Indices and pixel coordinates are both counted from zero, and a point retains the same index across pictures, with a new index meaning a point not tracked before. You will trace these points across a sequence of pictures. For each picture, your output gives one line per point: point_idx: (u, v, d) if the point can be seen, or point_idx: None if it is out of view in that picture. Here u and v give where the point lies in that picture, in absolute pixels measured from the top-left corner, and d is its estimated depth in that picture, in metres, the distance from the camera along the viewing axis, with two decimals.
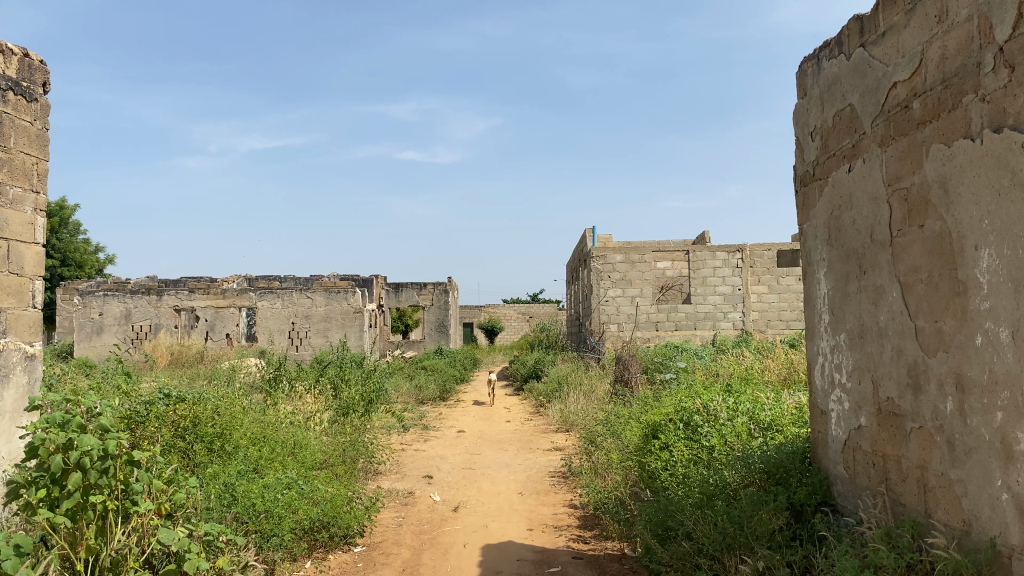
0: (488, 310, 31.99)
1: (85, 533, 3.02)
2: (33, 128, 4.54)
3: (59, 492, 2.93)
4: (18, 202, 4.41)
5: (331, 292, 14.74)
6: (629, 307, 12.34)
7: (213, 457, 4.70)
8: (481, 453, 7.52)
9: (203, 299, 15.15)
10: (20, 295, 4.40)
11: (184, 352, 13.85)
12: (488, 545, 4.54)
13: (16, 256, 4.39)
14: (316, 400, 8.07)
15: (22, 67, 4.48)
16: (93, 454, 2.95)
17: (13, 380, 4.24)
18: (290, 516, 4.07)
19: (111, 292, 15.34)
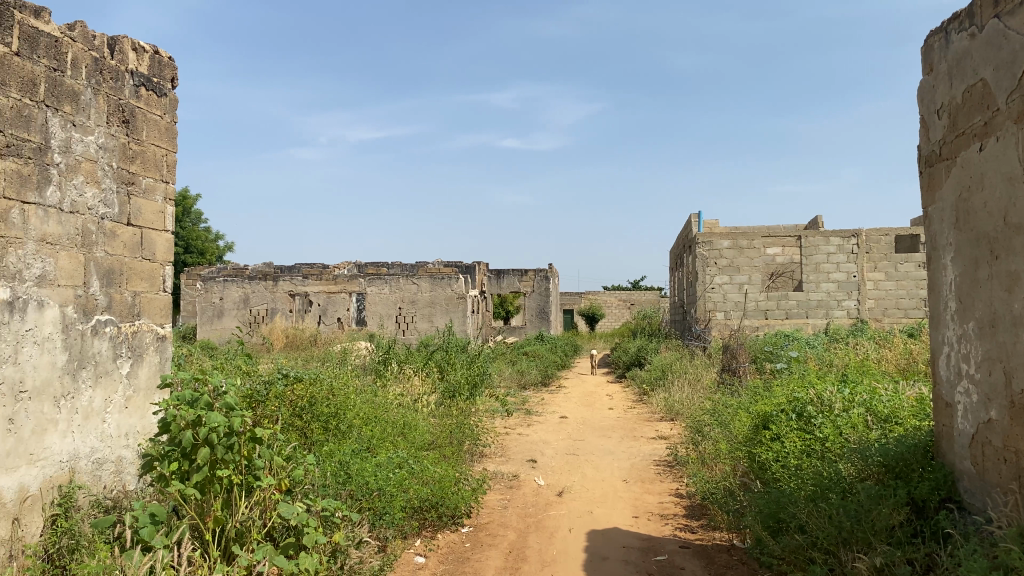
0: (589, 298, 31.91)
1: (213, 504, 3.21)
2: (163, 121, 4.82)
3: (189, 466, 3.13)
4: (150, 191, 4.70)
5: (435, 279, 15.05)
6: (737, 295, 12.07)
7: (328, 435, 4.88)
8: (585, 439, 7.53)
9: (315, 285, 15.69)
10: (152, 280, 4.71)
11: (298, 335, 14.37)
12: (593, 530, 4.55)
13: (149, 243, 4.70)
14: (423, 382, 8.26)
15: (153, 64, 4.75)
16: (219, 431, 3.14)
17: (147, 358, 4.62)
18: (401, 495, 4.19)
19: (231, 277, 16.07)
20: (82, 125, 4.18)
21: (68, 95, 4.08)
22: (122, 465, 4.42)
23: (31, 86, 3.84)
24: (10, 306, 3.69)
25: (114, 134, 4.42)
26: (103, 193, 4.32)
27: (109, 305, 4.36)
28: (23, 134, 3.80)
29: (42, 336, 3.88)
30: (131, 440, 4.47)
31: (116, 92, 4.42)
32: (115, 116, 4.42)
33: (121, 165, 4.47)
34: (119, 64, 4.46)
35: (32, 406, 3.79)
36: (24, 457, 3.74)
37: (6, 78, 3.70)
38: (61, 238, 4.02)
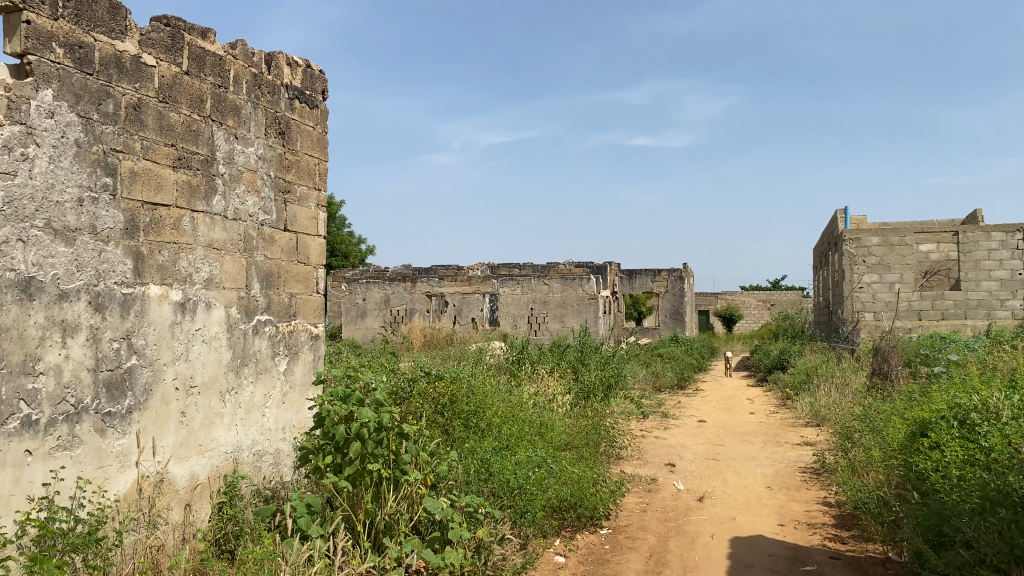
0: (726, 298, 31.09)
1: (363, 497, 3.37)
2: (315, 131, 5.09)
3: (342, 459, 3.31)
4: (304, 199, 4.97)
5: (568, 279, 15.10)
6: (888, 295, 11.43)
7: (469, 432, 4.98)
8: (725, 444, 7.34)
9: (451, 286, 16.04)
10: (307, 282, 4.97)
11: (435, 335, 14.74)
12: (737, 538, 4.43)
13: (303, 248, 4.96)
14: (558, 383, 8.29)
15: (306, 77, 5.01)
16: (369, 426, 3.28)
17: (302, 356, 4.89)
18: (542, 494, 4.23)
19: (372, 279, 16.69)
20: (243, 138, 4.46)
21: (232, 110, 4.37)
22: (280, 457, 4.71)
23: (199, 102, 4.14)
24: (182, 307, 4.00)
25: (272, 145, 4.69)
26: (262, 201, 4.60)
27: (268, 306, 4.64)
28: (192, 147, 4.10)
29: (210, 335, 4.18)
30: (287, 433, 4.75)
31: (273, 106, 4.70)
32: (272, 128, 4.69)
33: (278, 174, 4.75)
34: (275, 79, 4.73)
35: (201, 400, 4.11)
36: (194, 448, 4.08)
37: (178, 96, 4.00)
38: (226, 243, 4.32)
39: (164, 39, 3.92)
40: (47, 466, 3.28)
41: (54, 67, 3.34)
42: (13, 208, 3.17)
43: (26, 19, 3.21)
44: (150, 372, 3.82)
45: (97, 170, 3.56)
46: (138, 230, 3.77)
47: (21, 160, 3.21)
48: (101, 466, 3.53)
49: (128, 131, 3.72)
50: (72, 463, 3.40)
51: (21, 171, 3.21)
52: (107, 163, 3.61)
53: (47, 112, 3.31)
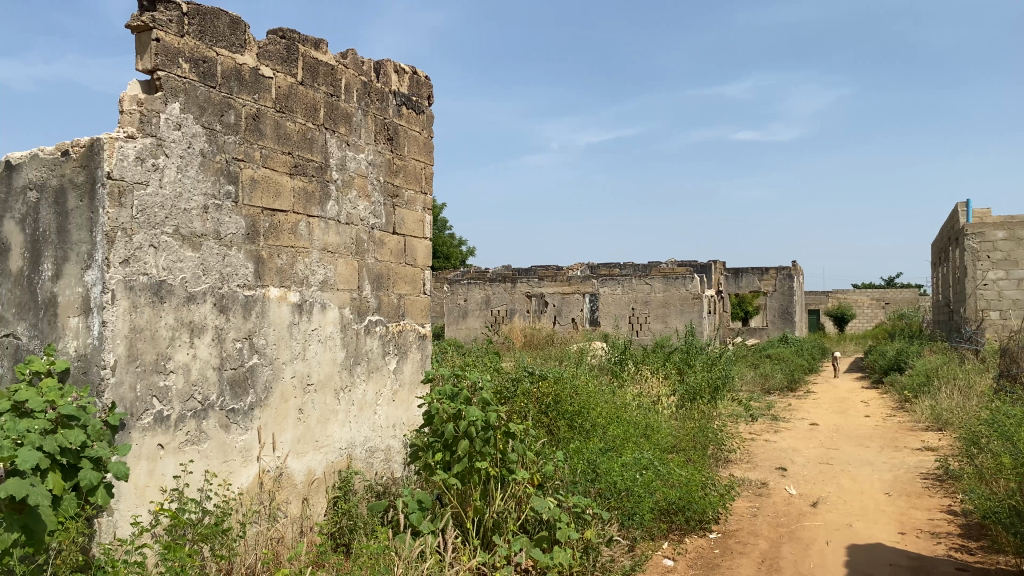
0: (837, 297, 29.96)
1: (472, 495, 3.46)
2: (421, 136, 5.22)
3: (451, 457, 3.43)
4: (411, 202, 5.11)
5: (670, 278, 14.89)
6: (1015, 292, 10.79)
7: (574, 433, 4.98)
8: (839, 448, 7.08)
9: (552, 286, 16.07)
10: (414, 283, 5.11)
11: (536, 335, 14.80)
12: (854, 545, 4.27)
13: (411, 250, 5.10)
14: (662, 384, 8.18)
15: (412, 83, 5.14)
16: (478, 425, 3.41)
17: (410, 355, 5.02)
18: (649, 496, 4.20)
19: (473, 280, 16.89)
20: (354, 145, 4.61)
21: (343, 117, 4.53)
22: (391, 454, 4.85)
23: (313, 111, 4.30)
24: (299, 308, 4.17)
25: (381, 151, 4.84)
26: (372, 205, 4.75)
27: (379, 307, 4.78)
28: (307, 155, 4.25)
29: (325, 334, 4.34)
30: (398, 430, 4.89)
31: (381, 113, 4.84)
32: (381, 134, 4.84)
33: (387, 178, 4.89)
34: (384, 86, 4.88)
35: (317, 397, 4.27)
36: (311, 444, 4.24)
37: (293, 105, 4.16)
38: (339, 247, 4.47)
39: (280, 51, 4.08)
40: (178, 459, 3.48)
41: (181, 81, 3.53)
42: (146, 216, 3.37)
43: (156, 37, 3.40)
44: (271, 370, 3.99)
45: (221, 178, 3.74)
46: (258, 235, 3.94)
47: (152, 170, 3.41)
48: (226, 460, 3.72)
49: (248, 141, 3.89)
50: (200, 457, 3.59)
51: (152, 180, 3.41)
52: (230, 172, 3.79)
53: (175, 124, 3.51)
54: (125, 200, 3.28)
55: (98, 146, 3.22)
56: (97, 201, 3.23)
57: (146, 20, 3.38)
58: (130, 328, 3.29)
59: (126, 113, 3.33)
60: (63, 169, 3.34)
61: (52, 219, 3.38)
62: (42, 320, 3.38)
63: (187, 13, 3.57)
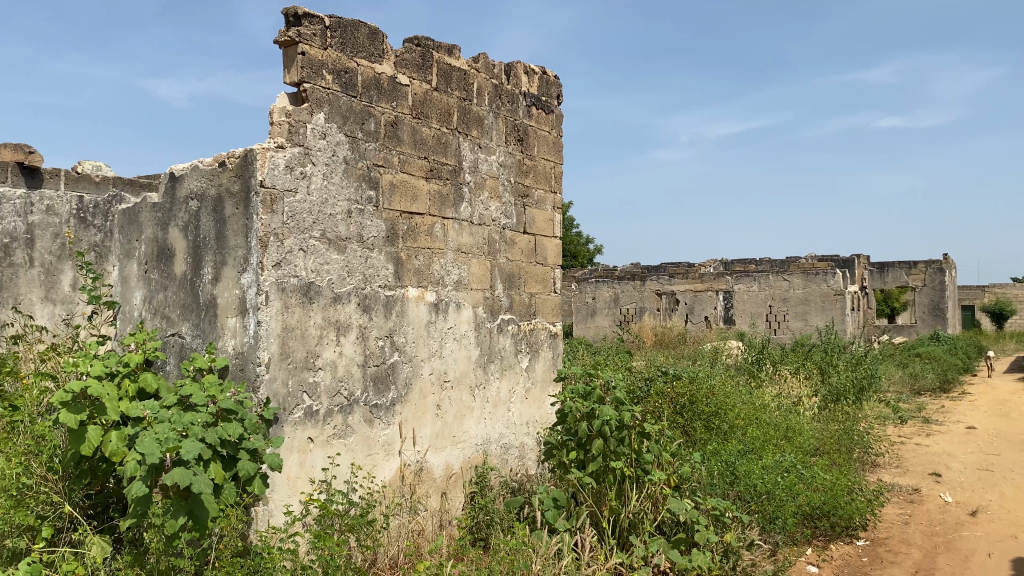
0: (995, 292, 27.90)
1: (608, 494, 3.61)
2: (551, 136, 5.27)
3: (585, 455, 3.63)
4: (541, 202, 5.17)
5: (809, 274, 14.32)
6: None
7: (711, 434, 4.88)
8: (1001, 454, 6.60)
9: (683, 284, 15.78)
10: (545, 282, 5.17)
11: (667, 333, 14.58)
12: (1019, 559, 3.98)
13: (541, 249, 5.17)
14: (802, 384, 7.88)
15: (542, 83, 5.20)
16: (612, 424, 3.58)
17: (542, 354, 5.09)
18: (791, 500, 4.08)
19: (603, 278, 16.83)
20: (487, 147, 4.70)
21: (476, 121, 4.62)
22: (525, 451, 4.92)
23: (447, 115, 4.40)
24: (435, 308, 4.29)
25: (512, 152, 4.92)
26: (504, 205, 4.84)
27: (511, 306, 4.87)
28: (442, 159, 4.36)
29: (460, 333, 4.45)
30: (531, 428, 4.96)
31: (512, 114, 4.92)
32: (512, 135, 4.91)
33: (517, 179, 4.96)
34: (514, 88, 4.95)
35: (453, 394, 4.39)
36: (449, 439, 4.36)
37: (429, 111, 4.28)
38: (473, 247, 4.57)
39: (416, 59, 4.21)
40: (326, 452, 3.66)
41: (326, 92, 3.70)
42: (295, 221, 3.56)
43: (302, 51, 3.58)
44: (410, 367, 4.12)
45: (363, 184, 3.90)
46: (397, 237, 4.07)
47: (301, 178, 3.59)
48: (370, 453, 3.88)
49: (387, 147, 4.03)
50: (346, 450, 3.76)
51: (300, 188, 3.59)
52: (371, 177, 3.94)
53: (321, 134, 3.68)
54: (277, 207, 3.47)
55: (252, 156, 3.42)
56: (251, 208, 3.44)
57: (293, 35, 3.56)
58: (282, 328, 3.48)
59: (276, 125, 3.52)
60: (221, 179, 3.58)
61: (212, 226, 3.62)
62: (204, 320, 3.64)
63: (329, 27, 3.73)
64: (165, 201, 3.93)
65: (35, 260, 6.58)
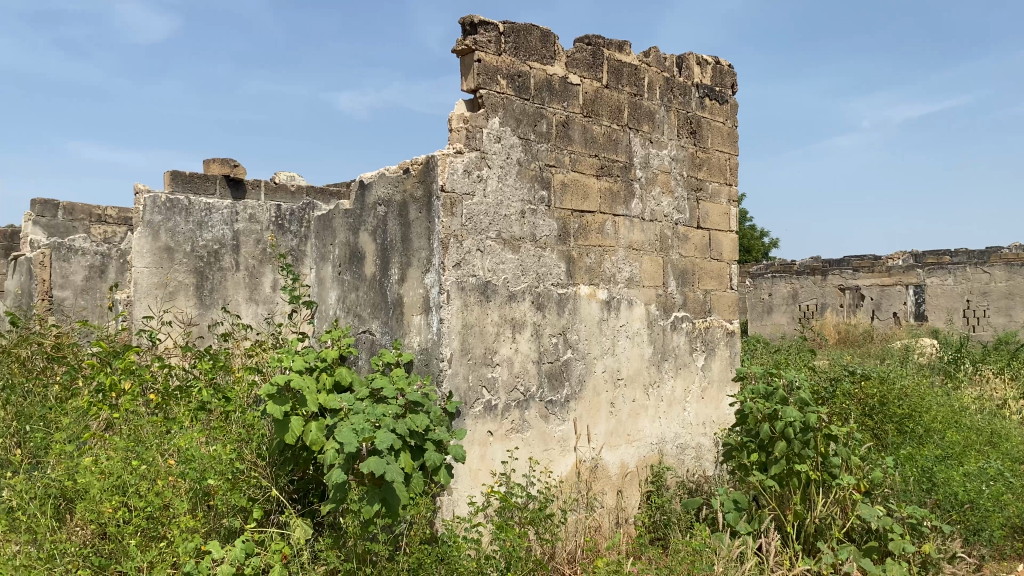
0: None
1: (792, 498, 3.48)
2: (725, 127, 5.15)
3: (767, 457, 3.55)
4: (715, 195, 5.07)
5: (1014, 266, 13.10)
6: None
7: (905, 437, 4.60)
8: None
9: (868, 278, 14.90)
10: (720, 278, 5.08)
11: (850, 331, 13.83)
12: None
13: (716, 244, 5.07)
14: (1008, 385, 7.24)
15: (715, 73, 5.08)
16: (795, 425, 3.46)
17: (718, 352, 4.99)
18: (998, 510, 3.77)
19: (779, 273, 16.22)
20: (658, 141, 4.66)
21: (647, 116, 4.59)
22: (702, 452, 4.84)
23: (618, 112, 4.40)
24: (608, 305, 4.31)
25: (684, 145, 4.85)
26: (676, 201, 4.78)
27: (685, 303, 4.81)
28: (613, 156, 4.37)
29: (633, 330, 4.44)
30: (708, 428, 4.87)
31: (684, 107, 4.84)
32: (684, 129, 4.85)
33: (690, 173, 4.89)
34: (686, 80, 4.87)
35: (627, 392, 4.39)
36: (624, 437, 4.36)
37: (600, 109, 4.30)
38: (645, 244, 4.55)
39: (587, 57, 4.24)
40: (505, 446, 3.77)
41: (500, 97, 3.80)
42: (473, 223, 3.69)
43: (477, 58, 3.70)
44: (584, 365, 4.16)
45: (535, 184, 3.97)
46: (570, 236, 4.12)
47: (478, 181, 3.71)
48: (546, 448, 3.95)
49: (559, 147, 4.08)
50: (524, 445, 3.85)
51: (477, 190, 3.71)
52: (544, 177, 4.01)
53: (496, 137, 3.79)
54: (457, 210, 3.61)
55: (433, 162, 3.59)
56: (434, 212, 3.60)
57: (469, 43, 3.69)
58: (462, 325, 3.62)
59: (455, 131, 3.65)
60: (405, 185, 3.78)
61: (398, 229, 3.83)
62: (391, 318, 3.85)
63: (503, 32, 3.83)
64: (355, 207, 4.19)
65: (240, 264, 7.18)
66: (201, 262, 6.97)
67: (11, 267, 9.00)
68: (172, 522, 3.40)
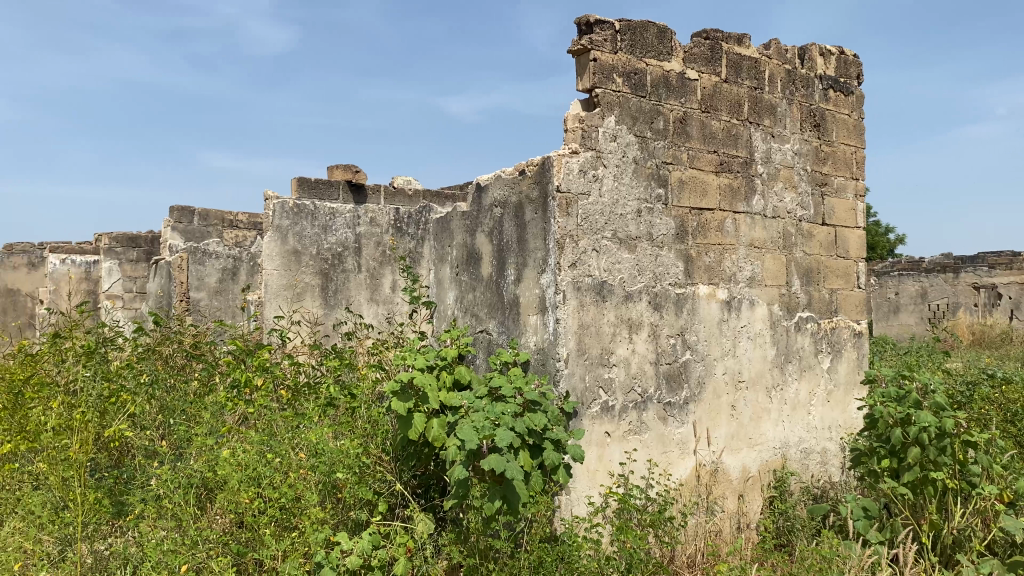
0: None
1: (927, 507, 3.34)
2: (851, 119, 4.96)
3: (899, 464, 3.41)
4: (841, 190, 4.88)
5: None
6: None
7: None
8: None
9: (1006, 275, 14.00)
10: (847, 277, 4.89)
11: (986, 332, 13.02)
12: None
13: (842, 241, 4.89)
14: None
15: (840, 63, 4.89)
16: (930, 431, 3.30)
17: (845, 354, 4.80)
18: None
19: (907, 270, 15.44)
20: (780, 136, 4.52)
21: (768, 110, 4.46)
22: (828, 457, 4.66)
23: (737, 107, 4.30)
24: (728, 305, 4.21)
25: (807, 139, 4.69)
26: (800, 196, 4.63)
27: (809, 303, 4.65)
28: (733, 152, 4.27)
29: (755, 331, 4.33)
30: (834, 432, 4.70)
31: (807, 99, 4.68)
32: (807, 122, 4.69)
33: (814, 167, 4.73)
34: (809, 71, 4.71)
35: (749, 395, 4.28)
36: (745, 441, 4.25)
37: (718, 104, 4.21)
38: (767, 242, 4.42)
39: (704, 52, 4.16)
40: (623, 447, 3.74)
41: (616, 95, 3.78)
42: (589, 223, 3.68)
43: (593, 57, 3.69)
44: (703, 366, 4.08)
45: (652, 182, 3.93)
46: (688, 234, 4.06)
47: (593, 180, 3.70)
48: (665, 450, 3.90)
49: (676, 144, 4.02)
50: (642, 447, 3.81)
51: (593, 190, 3.70)
52: (661, 175, 3.96)
53: (611, 136, 3.77)
54: (572, 210, 3.61)
55: (548, 163, 3.60)
56: (549, 212, 3.62)
57: (584, 43, 3.68)
58: (578, 325, 3.62)
59: (570, 131, 3.66)
60: (521, 186, 3.81)
61: (515, 230, 3.86)
62: (509, 318, 3.89)
63: (618, 30, 3.80)
64: (473, 209, 4.25)
65: (362, 266, 7.42)
66: (325, 264, 7.24)
67: (153, 270, 9.59)
68: (303, 514, 3.54)
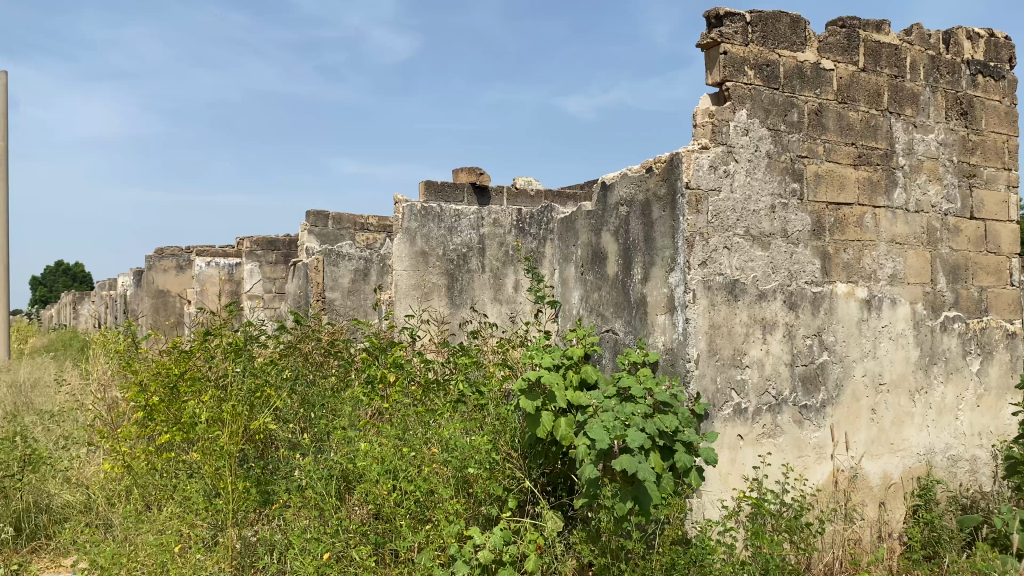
0: None
1: None
2: (1002, 106, 4.66)
3: None
4: (991, 181, 4.59)
5: None
6: None
7: None
8: None
9: None
10: (999, 274, 4.60)
11: None
12: None
13: (993, 236, 4.60)
14: None
15: (990, 46, 4.59)
16: None
17: (997, 356, 4.51)
18: None
19: None
20: (924, 126, 4.29)
21: (910, 98, 4.24)
22: (978, 466, 4.40)
23: (877, 96, 4.11)
24: (868, 304, 4.03)
25: (954, 128, 4.44)
26: (946, 189, 4.39)
27: (957, 302, 4.39)
28: (872, 144, 4.08)
29: (897, 332, 4.13)
30: (985, 439, 4.42)
31: (953, 85, 4.43)
32: (954, 110, 4.44)
33: (962, 158, 4.47)
34: (955, 57, 4.45)
35: (890, 398, 4.08)
36: (887, 447, 4.06)
37: (856, 94, 4.04)
38: (910, 237, 4.21)
39: (841, 40, 3.99)
40: (757, 450, 3.65)
41: (747, 88, 3.69)
42: (719, 220, 3.61)
43: (723, 50, 3.62)
44: (841, 368, 3.92)
45: (786, 177, 3.81)
46: (825, 230, 3.91)
47: (724, 176, 3.63)
48: (801, 455, 3.77)
49: (812, 137, 3.89)
50: (776, 451, 3.71)
51: (724, 186, 3.63)
52: (795, 170, 3.83)
53: (743, 130, 3.68)
54: (702, 207, 3.55)
55: (677, 160, 3.55)
56: (678, 209, 3.58)
57: (714, 36, 3.62)
58: (709, 325, 3.55)
59: (700, 126, 3.60)
60: (648, 184, 3.78)
61: (642, 229, 3.83)
62: (636, 317, 3.86)
63: (749, 22, 3.72)
64: (598, 208, 4.24)
65: (486, 266, 7.53)
66: (451, 265, 7.40)
67: (290, 271, 10.08)
68: (437, 506, 3.64)
